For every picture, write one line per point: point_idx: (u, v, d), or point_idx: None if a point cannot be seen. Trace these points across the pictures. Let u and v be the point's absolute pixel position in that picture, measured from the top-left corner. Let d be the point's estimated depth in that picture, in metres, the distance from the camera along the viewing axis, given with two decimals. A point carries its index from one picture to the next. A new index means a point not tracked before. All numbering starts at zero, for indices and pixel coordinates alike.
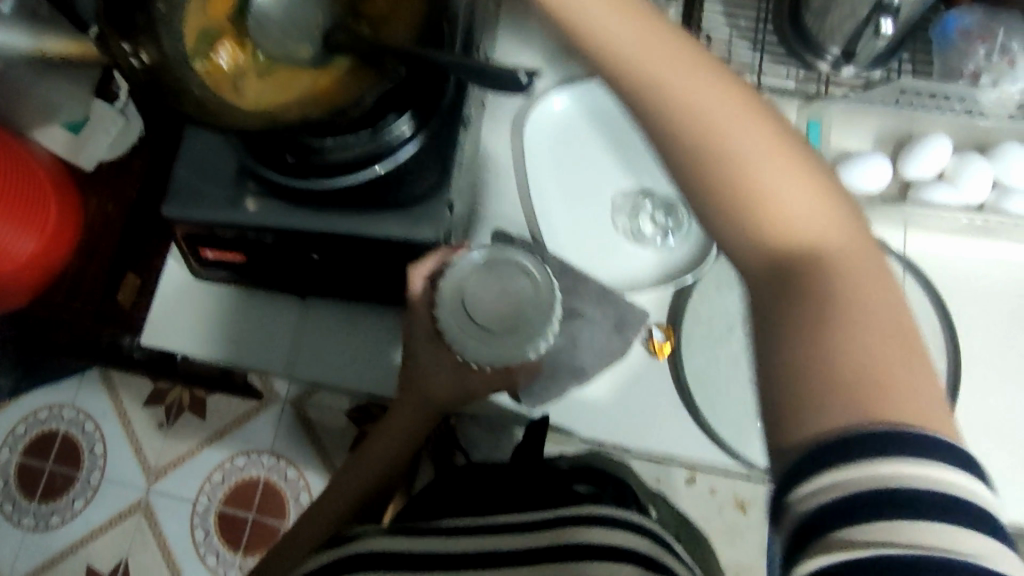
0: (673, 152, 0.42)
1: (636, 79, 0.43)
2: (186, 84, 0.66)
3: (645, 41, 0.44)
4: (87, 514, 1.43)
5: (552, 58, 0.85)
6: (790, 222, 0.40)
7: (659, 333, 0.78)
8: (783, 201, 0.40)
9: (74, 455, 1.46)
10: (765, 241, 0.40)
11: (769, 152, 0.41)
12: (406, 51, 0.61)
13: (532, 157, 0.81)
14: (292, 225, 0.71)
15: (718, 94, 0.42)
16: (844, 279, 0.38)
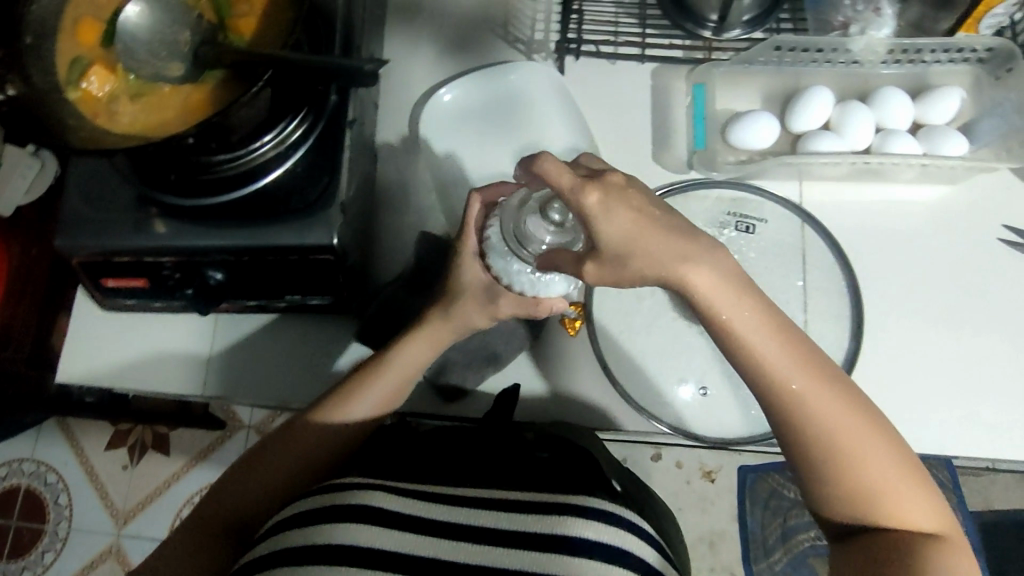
0: (787, 430, 0.53)
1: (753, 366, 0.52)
2: (60, 116, 0.66)
3: (779, 342, 0.52)
4: (58, 567, 1.39)
5: (444, 60, 0.88)
6: (899, 502, 0.51)
7: (573, 311, 0.77)
8: (874, 458, 0.51)
9: (38, 509, 1.41)
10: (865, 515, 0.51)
11: (892, 453, 0.52)
12: (269, 57, 0.61)
13: (432, 152, 0.84)
14: (191, 243, 0.71)
15: (834, 395, 0.52)
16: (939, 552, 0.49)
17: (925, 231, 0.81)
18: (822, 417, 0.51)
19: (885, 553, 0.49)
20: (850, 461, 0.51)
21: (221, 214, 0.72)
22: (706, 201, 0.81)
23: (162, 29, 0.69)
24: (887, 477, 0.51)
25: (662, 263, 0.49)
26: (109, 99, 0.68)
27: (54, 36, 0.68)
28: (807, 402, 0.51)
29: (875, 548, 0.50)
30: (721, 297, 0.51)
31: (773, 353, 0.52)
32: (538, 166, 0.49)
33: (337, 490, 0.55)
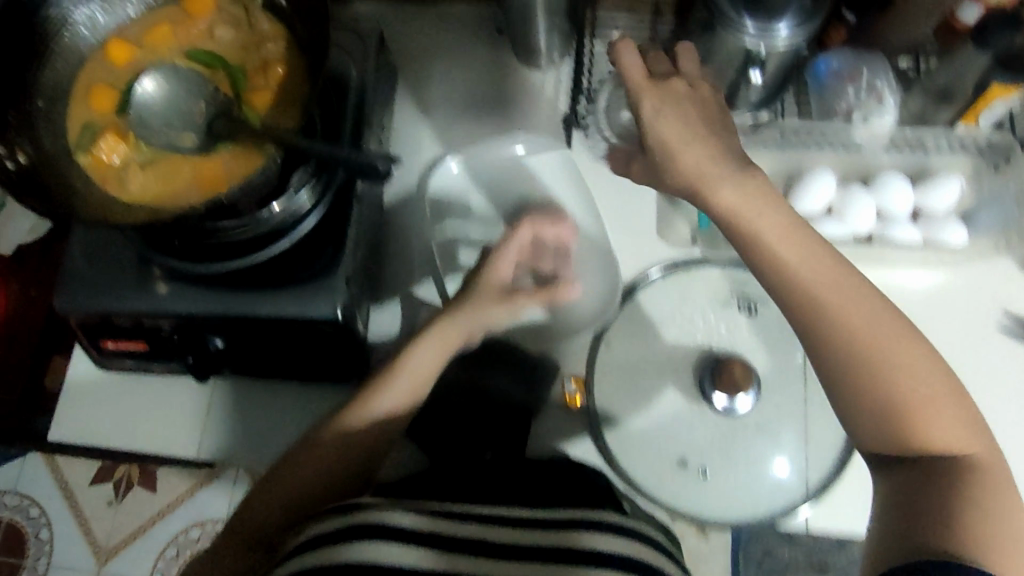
0: (821, 342, 0.56)
1: (791, 283, 0.57)
2: (68, 181, 0.66)
3: (811, 258, 0.57)
4: None
5: (453, 127, 0.89)
6: (933, 429, 0.53)
7: (572, 385, 0.80)
8: (917, 379, 0.54)
9: None
10: (905, 442, 0.53)
11: (931, 379, 0.54)
12: (284, 140, 0.62)
13: (437, 220, 0.84)
14: (192, 309, 0.70)
15: (867, 309, 0.56)
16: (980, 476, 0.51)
17: (927, 315, 0.81)
18: (852, 326, 0.55)
19: (941, 479, 0.51)
20: (887, 371, 0.54)
21: (224, 282, 0.72)
22: (705, 281, 0.82)
23: (178, 100, 0.70)
24: (929, 402, 0.54)
25: (703, 173, 0.60)
26: (117, 165, 0.69)
27: (68, 101, 0.71)
28: (845, 322, 0.55)
29: (917, 473, 0.52)
30: (750, 205, 0.58)
31: (814, 281, 0.56)
32: (621, 59, 0.66)
33: (354, 510, 0.56)
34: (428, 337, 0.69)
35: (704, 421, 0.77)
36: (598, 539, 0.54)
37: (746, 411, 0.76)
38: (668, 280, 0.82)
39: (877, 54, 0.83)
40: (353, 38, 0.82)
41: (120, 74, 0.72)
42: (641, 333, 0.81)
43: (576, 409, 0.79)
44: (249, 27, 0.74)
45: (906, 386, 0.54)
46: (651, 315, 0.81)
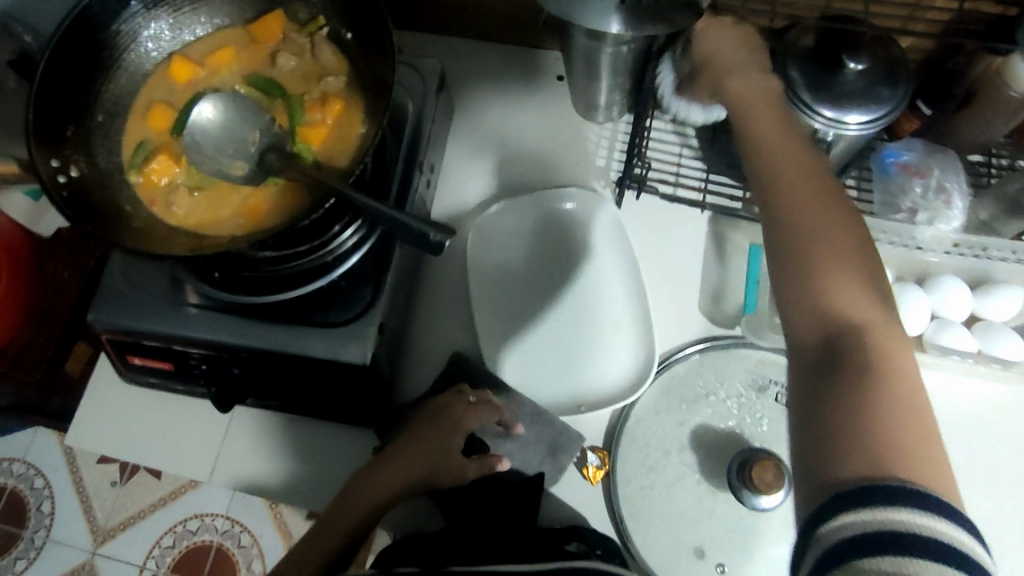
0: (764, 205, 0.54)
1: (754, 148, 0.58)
2: (116, 200, 0.66)
3: (775, 134, 0.58)
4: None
5: (502, 172, 0.88)
6: (848, 311, 0.48)
7: (596, 457, 0.76)
8: (843, 258, 0.49)
9: (18, 513, 1.45)
10: (822, 321, 0.48)
11: (854, 263, 0.49)
12: (332, 189, 0.61)
13: (477, 267, 0.82)
14: (220, 338, 0.70)
15: (815, 183, 0.53)
16: (883, 364, 0.45)
17: (982, 424, 0.77)
18: (789, 194, 0.53)
19: (847, 359, 0.46)
20: (814, 247, 0.50)
21: (256, 314, 0.71)
22: (744, 363, 0.79)
23: (234, 127, 0.69)
24: (846, 282, 0.49)
25: (719, 62, 0.66)
26: (168, 187, 0.68)
27: (127, 119, 0.71)
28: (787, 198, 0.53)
29: (836, 356, 0.46)
30: (750, 99, 0.62)
31: (779, 169, 0.55)
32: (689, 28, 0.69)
33: None
34: (411, 437, 0.70)
35: (730, 513, 0.74)
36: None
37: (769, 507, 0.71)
38: (706, 356, 0.79)
39: (949, 155, 0.79)
40: (413, 73, 0.80)
41: (180, 94, 0.72)
42: (673, 408, 0.78)
43: (595, 484, 0.75)
44: (313, 56, 0.72)
45: (837, 262, 0.49)
46: (685, 392, 0.78)
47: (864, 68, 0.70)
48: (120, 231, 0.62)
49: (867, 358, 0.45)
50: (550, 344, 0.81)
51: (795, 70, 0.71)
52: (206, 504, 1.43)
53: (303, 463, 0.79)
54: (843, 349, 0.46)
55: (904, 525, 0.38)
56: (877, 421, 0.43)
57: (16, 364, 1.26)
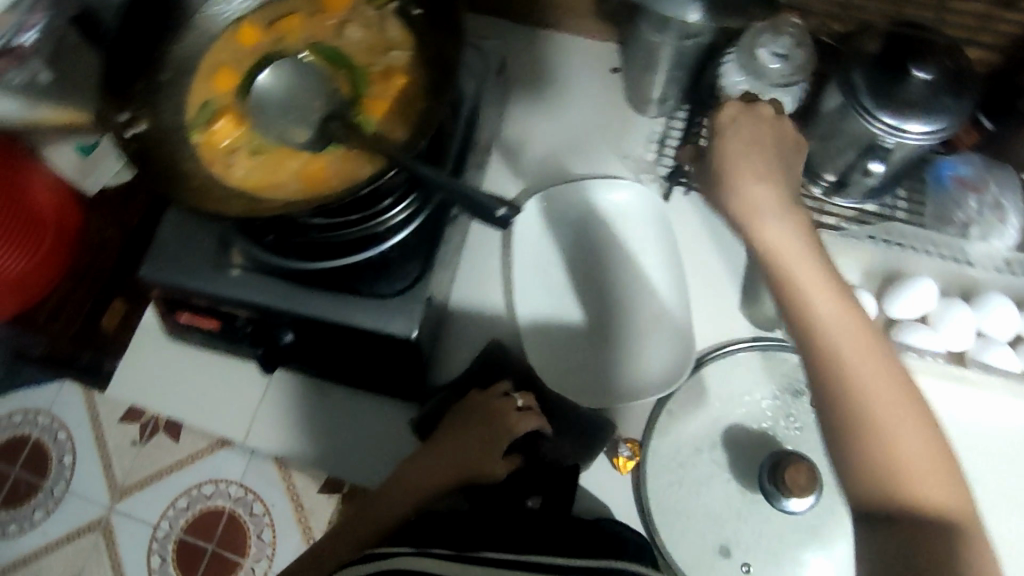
0: (806, 349, 0.56)
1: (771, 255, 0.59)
2: (178, 157, 0.68)
3: (786, 236, 0.60)
4: (46, 526, 1.34)
5: (553, 159, 0.89)
6: (915, 483, 0.51)
7: (627, 448, 0.76)
8: (908, 413, 0.53)
9: (42, 463, 1.38)
10: (887, 490, 0.51)
11: (909, 405, 0.54)
12: (395, 158, 0.63)
13: (520, 250, 0.82)
14: (267, 301, 0.71)
15: (848, 316, 0.56)
16: (961, 545, 0.49)
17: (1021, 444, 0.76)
18: (828, 324, 0.56)
19: (920, 545, 0.48)
20: (875, 399, 0.53)
21: (303, 280, 0.72)
22: (782, 366, 0.79)
23: (299, 91, 0.68)
24: (905, 436, 0.52)
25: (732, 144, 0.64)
26: (226, 148, 0.68)
27: None
28: (805, 298, 0.57)
29: (908, 531, 0.49)
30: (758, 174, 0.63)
31: (792, 237, 0.60)
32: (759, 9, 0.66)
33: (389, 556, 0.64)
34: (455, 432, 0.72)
35: (759, 513, 0.74)
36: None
37: (797, 510, 0.71)
38: (750, 357, 0.79)
39: (1008, 170, 0.79)
40: (477, 54, 0.82)
41: None
42: (707, 405, 0.78)
43: (624, 474, 0.76)
44: (379, 29, 0.69)
45: (914, 421, 0.53)
46: (720, 390, 0.78)
47: (934, 76, 0.68)
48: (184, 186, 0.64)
49: (940, 533, 0.49)
50: (585, 335, 0.81)
51: (857, 75, 0.70)
52: (219, 469, 1.29)
53: (338, 431, 0.80)
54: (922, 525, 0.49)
55: None
56: None
57: (53, 315, 1.30)
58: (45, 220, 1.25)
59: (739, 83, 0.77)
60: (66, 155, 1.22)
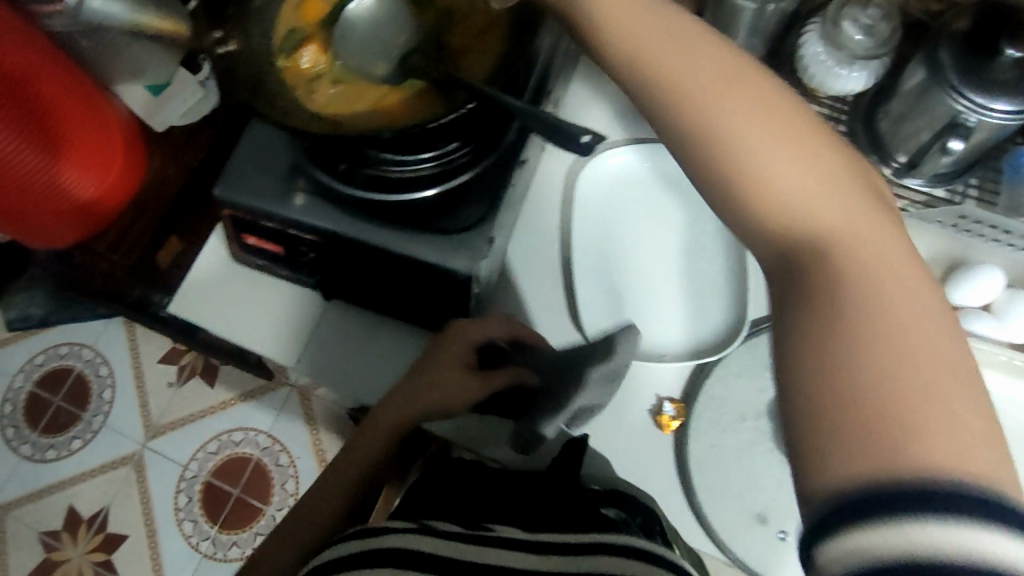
0: (679, 141, 0.47)
1: (648, 70, 0.49)
2: (262, 78, 0.70)
3: (661, 31, 0.49)
4: (81, 455, 1.59)
5: (618, 120, 0.88)
6: (795, 207, 0.42)
7: (670, 407, 0.76)
8: (780, 146, 0.44)
9: (82, 394, 1.64)
10: (770, 221, 0.43)
11: (777, 141, 0.44)
12: (476, 89, 0.63)
13: (582, 206, 0.83)
14: (330, 227, 0.73)
15: (716, 66, 0.47)
16: (853, 261, 0.39)
17: None
18: (709, 104, 0.46)
19: (820, 279, 0.40)
20: (744, 143, 0.44)
21: (370, 211, 0.73)
22: None
23: (381, 26, 0.71)
24: (781, 164, 0.43)
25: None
26: (309, 73, 0.71)
27: (280, 6, 0.73)
28: (728, 132, 0.45)
29: (798, 275, 0.41)
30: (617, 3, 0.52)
31: (671, 63, 0.48)
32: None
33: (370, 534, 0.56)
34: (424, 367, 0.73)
35: None
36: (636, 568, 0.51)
37: None
38: None
39: None
40: None
41: None
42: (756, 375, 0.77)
43: (666, 433, 0.76)
44: None
45: (766, 150, 0.44)
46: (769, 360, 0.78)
47: None
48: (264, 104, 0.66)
49: (827, 273, 0.40)
50: (641, 294, 0.81)
51: (943, 51, 0.69)
52: (254, 418, 1.59)
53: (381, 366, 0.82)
54: (806, 259, 0.41)
55: (929, 544, 0.31)
56: (866, 353, 0.35)
57: (114, 246, 1.38)
58: (113, 151, 1.29)
59: (818, 53, 0.76)
60: (136, 93, 1.27)
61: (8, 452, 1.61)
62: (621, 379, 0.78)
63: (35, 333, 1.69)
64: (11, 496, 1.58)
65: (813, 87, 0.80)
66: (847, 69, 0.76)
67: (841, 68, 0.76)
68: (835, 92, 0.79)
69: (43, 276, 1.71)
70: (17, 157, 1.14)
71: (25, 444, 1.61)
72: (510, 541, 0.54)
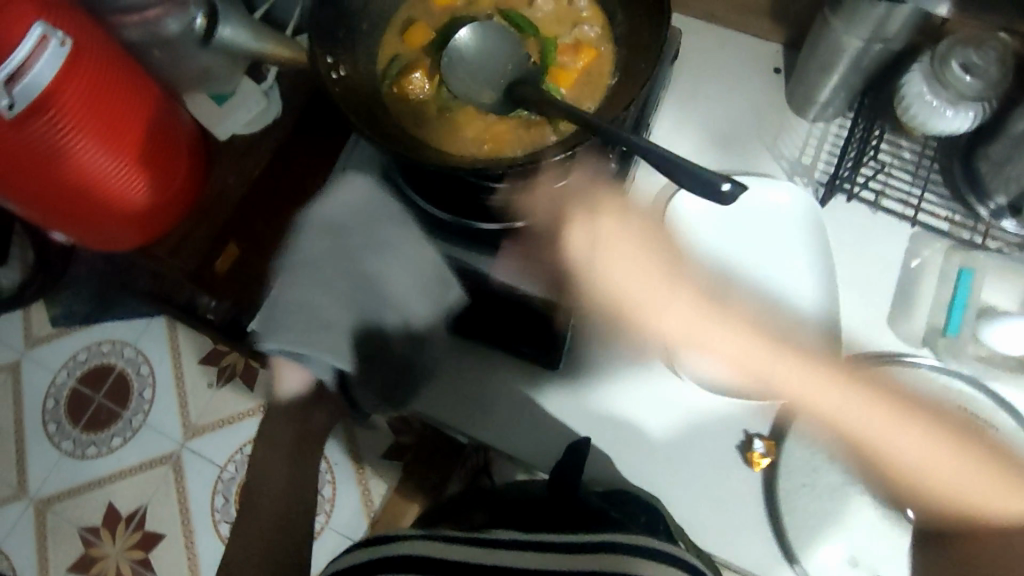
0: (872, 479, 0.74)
1: (869, 446, 0.73)
2: (370, 100, 0.69)
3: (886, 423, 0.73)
4: (120, 453, 1.54)
5: (706, 148, 0.88)
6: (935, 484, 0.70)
7: (762, 444, 0.75)
8: (954, 474, 0.70)
9: (122, 394, 1.58)
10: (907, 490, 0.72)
11: (919, 456, 0.71)
12: (583, 120, 0.63)
13: (673, 236, 0.83)
14: (409, 250, 0.78)
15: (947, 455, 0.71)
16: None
17: None
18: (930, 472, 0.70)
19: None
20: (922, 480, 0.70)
21: (470, 237, 0.77)
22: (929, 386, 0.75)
23: (488, 53, 0.71)
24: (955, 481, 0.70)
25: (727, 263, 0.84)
26: (417, 99, 0.72)
27: (384, 31, 0.75)
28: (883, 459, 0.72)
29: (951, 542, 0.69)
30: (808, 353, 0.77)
31: (864, 407, 0.74)
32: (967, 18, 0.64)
33: (382, 543, 0.60)
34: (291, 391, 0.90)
35: (890, 531, 0.73)
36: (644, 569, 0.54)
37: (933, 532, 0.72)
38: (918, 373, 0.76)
39: None
40: None
41: (437, 16, 0.76)
42: None
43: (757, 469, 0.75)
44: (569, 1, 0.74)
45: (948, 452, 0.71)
46: None
47: None
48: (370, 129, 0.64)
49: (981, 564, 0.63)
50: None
51: None
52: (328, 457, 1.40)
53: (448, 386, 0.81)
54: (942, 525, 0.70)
55: None
56: None
57: (174, 251, 1.38)
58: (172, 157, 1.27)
59: (924, 94, 0.76)
60: (203, 107, 1.32)
61: (47, 446, 1.56)
62: (700, 409, 0.79)
63: (77, 329, 1.63)
64: (50, 490, 1.54)
65: (912, 126, 0.79)
66: (953, 109, 0.76)
67: (946, 108, 0.76)
68: (937, 131, 0.78)
69: (86, 276, 1.63)
70: (94, 163, 1.14)
71: (66, 440, 1.55)
72: (503, 542, 0.57)
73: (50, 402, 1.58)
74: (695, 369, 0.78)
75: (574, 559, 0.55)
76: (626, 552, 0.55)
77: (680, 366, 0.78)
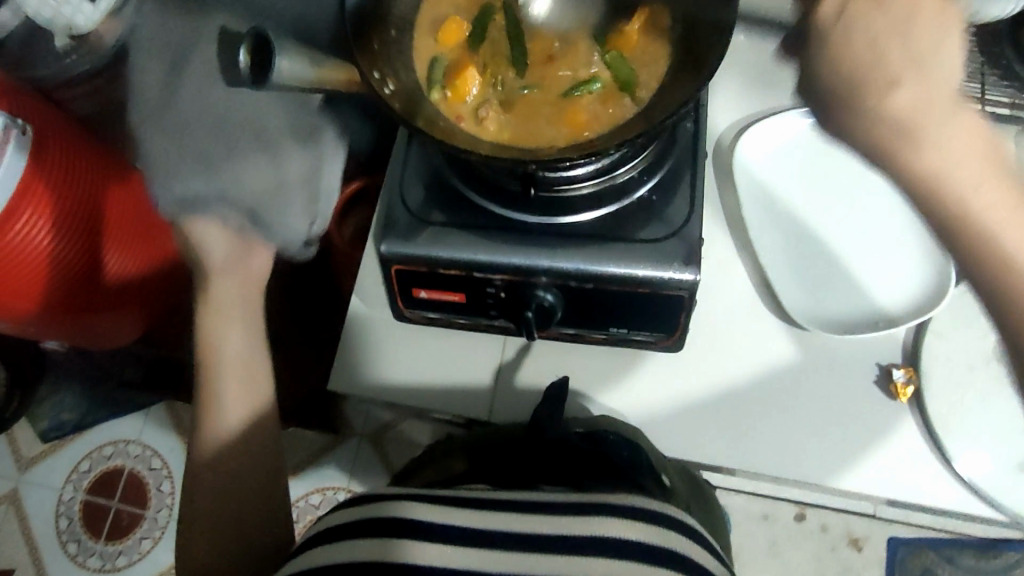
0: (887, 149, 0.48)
1: (893, 128, 0.47)
2: (424, 109, 0.62)
3: (973, 148, 0.46)
4: (155, 555, 1.33)
5: (749, 90, 0.84)
6: (984, 228, 0.46)
7: (901, 374, 0.72)
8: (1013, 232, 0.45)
9: (140, 493, 1.36)
10: (924, 173, 0.46)
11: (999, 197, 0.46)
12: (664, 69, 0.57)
13: (746, 183, 0.80)
14: (491, 259, 0.67)
15: (997, 191, 0.46)
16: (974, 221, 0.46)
17: None
18: (926, 178, 0.47)
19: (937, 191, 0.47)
20: (926, 137, 0.46)
21: (559, 236, 0.68)
22: None
23: (538, 39, 0.68)
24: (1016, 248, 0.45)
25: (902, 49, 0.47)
26: (471, 97, 0.66)
27: (414, 35, 0.68)
28: (925, 136, 0.46)
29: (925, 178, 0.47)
30: (933, 101, 0.46)
31: (955, 140, 0.46)
32: None
33: (376, 499, 0.52)
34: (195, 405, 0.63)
35: None
36: (617, 526, 0.49)
37: None
38: None
39: None
40: None
41: (465, 8, 0.70)
42: (973, 322, 0.74)
43: (903, 401, 0.72)
44: None
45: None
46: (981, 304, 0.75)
47: None
48: (439, 133, 0.58)
49: (943, 189, 0.46)
50: (822, 265, 0.77)
51: None
52: (328, 475, 1.28)
53: (210, 113, 0.81)
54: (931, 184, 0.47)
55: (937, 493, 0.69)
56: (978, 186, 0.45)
57: (180, 331, 1.30)
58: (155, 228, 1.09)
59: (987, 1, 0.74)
60: None
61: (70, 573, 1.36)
62: (830, 353, 0.74)
63: (70, 439, 1.39)
64: None
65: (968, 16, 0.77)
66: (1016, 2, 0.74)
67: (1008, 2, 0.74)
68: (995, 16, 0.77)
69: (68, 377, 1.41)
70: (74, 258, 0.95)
71: (89, 556, 1.33)
72: (474, 501, 0.51)
73: (63, 522, 1.35)
74: (808, 312, 0.75)
75: (545, 519, 0.50)
76: (599, 511, 0.50)
77: (800, 316, 0.74)
